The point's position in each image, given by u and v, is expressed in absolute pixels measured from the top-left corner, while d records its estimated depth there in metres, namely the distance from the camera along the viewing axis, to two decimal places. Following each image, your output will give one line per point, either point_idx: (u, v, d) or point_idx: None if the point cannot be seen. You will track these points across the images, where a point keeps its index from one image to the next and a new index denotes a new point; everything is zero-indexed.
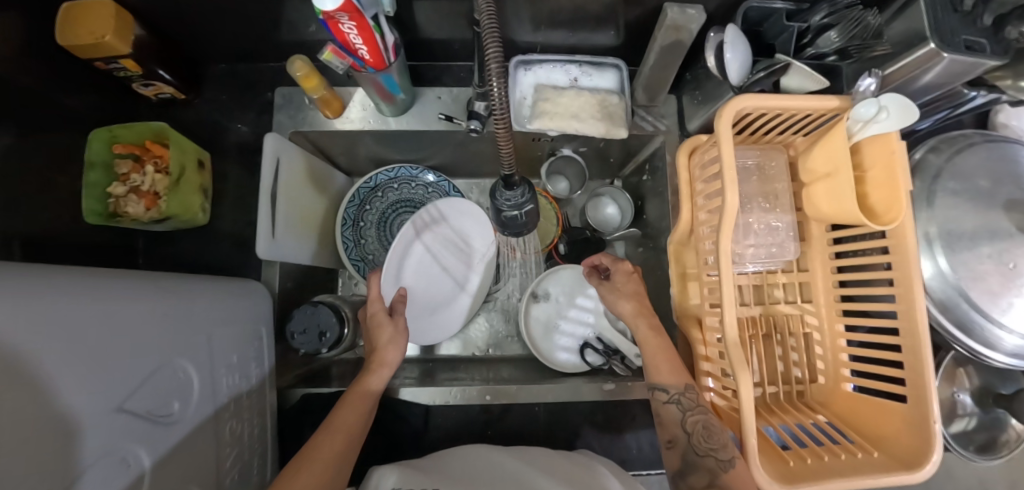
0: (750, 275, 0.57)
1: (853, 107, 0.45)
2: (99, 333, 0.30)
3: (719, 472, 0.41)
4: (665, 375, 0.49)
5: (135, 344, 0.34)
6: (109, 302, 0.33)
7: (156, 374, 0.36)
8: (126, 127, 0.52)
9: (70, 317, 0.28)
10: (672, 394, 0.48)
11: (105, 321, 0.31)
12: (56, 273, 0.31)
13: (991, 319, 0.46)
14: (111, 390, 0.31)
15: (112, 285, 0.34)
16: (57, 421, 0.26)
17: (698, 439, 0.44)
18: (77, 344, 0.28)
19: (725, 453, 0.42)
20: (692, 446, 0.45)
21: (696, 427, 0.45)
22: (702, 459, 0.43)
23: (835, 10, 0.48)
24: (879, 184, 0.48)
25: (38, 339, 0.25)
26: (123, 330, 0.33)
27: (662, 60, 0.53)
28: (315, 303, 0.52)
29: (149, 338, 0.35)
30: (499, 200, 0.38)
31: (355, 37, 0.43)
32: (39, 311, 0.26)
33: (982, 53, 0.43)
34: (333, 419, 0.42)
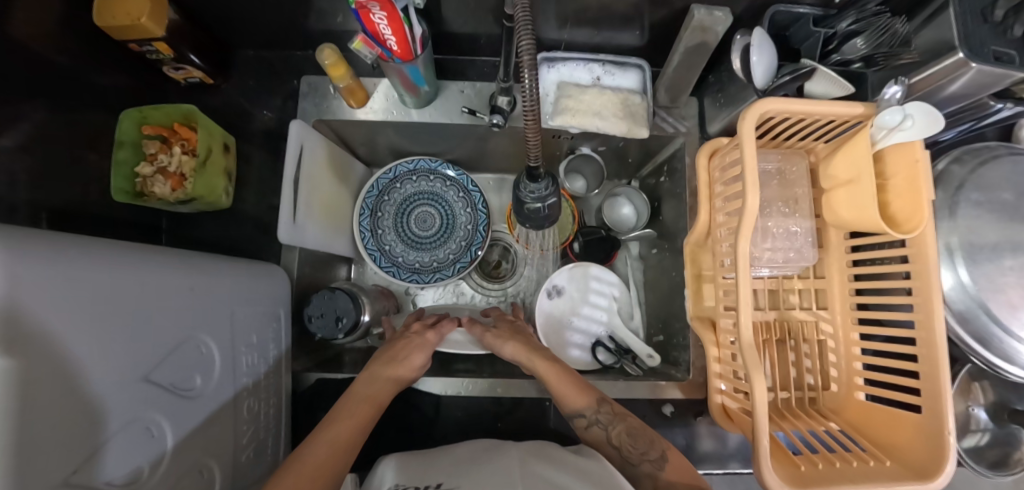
0: (766, 279, 0.57)
1: (877, 115, 0.46)
2: (129, 304, 0.31)
3: (658, 472, 0.40)
4: (573, 399, 0.47)
5: (161, 317, 0.34)
6: (140, 273, 0.34)
7: (180, 348, 0.36)
8: (156, 108, 0.53)
9: (104, 286, 0.29)
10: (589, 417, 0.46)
11: (136, 293, 0.32)
12: (89, 243, 0.32)
13: (1011, 334, 0.46)
14: (137, 360, 0.31)
15: (143, 258, 0.35)
16: (86, 383, 0.27)
17: (627, 449, 0.43)
18: (108, 313, 0.29)
19: (654, 452, 0.42)
20: (625, 458, 0.43)
21: (622, 438, 0.44)
22: (640, 466, 0.41)
23: (862, 17, 0.49)
24: (901, 193, 0.48)
25: (72, 303, 0.26)
26: (151, 302, 0.34)
27: (687, 61, 0.53)
28: (332, 289, 0.52)
29: (175, 313, 0.36)
30: (522, 192, 0.39)
31: (384, 28, 0.44)
32: (77, 277, 0.27)
33: (1011, 65, 0.43)
34: (339, 418, 0.42)
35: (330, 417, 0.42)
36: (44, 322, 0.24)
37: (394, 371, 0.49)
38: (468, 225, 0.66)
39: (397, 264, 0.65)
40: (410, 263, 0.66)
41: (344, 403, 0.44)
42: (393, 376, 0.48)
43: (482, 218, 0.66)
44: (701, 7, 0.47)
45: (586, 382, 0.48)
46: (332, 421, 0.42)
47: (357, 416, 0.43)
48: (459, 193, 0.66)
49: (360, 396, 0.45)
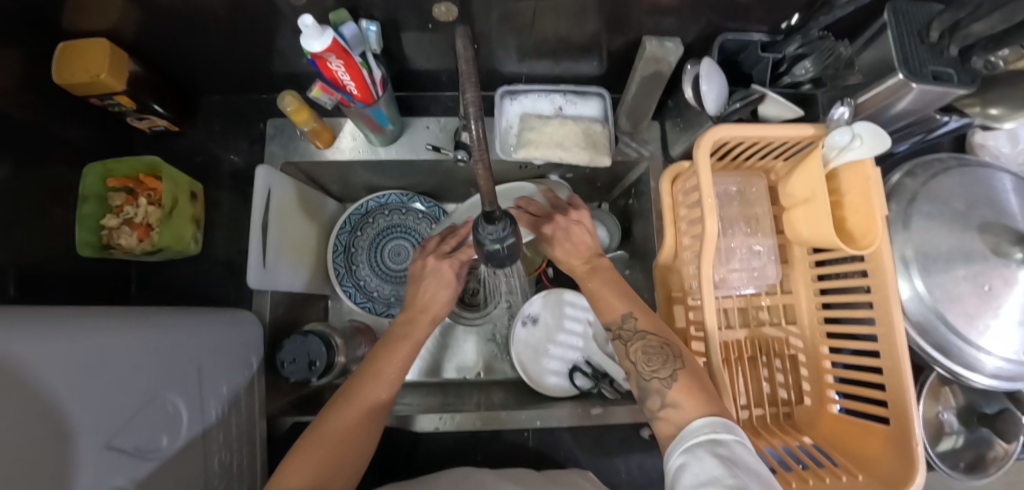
0: (736, 298, 0.57)
1: (828, 134, 0.48)
2: (95, 367, 0.31)
3: (665, 390, 0.39)
4: (605, 310, 0.48)
5: (126, 378, 0.34)
6: (103, 337, 0.33)
7: (146, 410, 0.36)
8: (120, 161, 0.53)
9: (70, 352, 0.29)
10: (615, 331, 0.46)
11: (102, 357, 0.32)
12: (43, 314, 0.31)
13: (969, 341, 0.48)
14: (103, 425, 0.31)
15: (101, 321, 0.35)
16: (57, 455, 0.26)
17: (642, 366, 0.42)
18: (76, 381, 0.28)
19: (665, 371, 0.41)
20: (638, 373, 0.42)
21: (638, 355, 0.43)
22: (649, 382, 0.41)
23: (807, 42, 0.50)
24: (856, 209, 0.49)
25: (41, 374, 0.26)
26: (118, 365, 0.33)
27: (644, 89, 0.54)
28: (304, 333, 0.52)
29: (141, 374, 0.36)
30: (481, 234, 0.39)
31: (343, 75, 0.45)
32: (45, 349, 0.27)
33: (950, 83, 0.45)
34: (381, 357, 0.46)
35: (371, 356, 0.47)
36: (20, 395, 0.24)
37: (405, 339, 0.48)
38: None
39: (373, 298, 0.66)
40: (386, 296, 0.66)
41: (381, 347, 0.48)
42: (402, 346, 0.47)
43: None
44: (653, 39, 0.49)
45: (627, 291, 0.48)
46: (374, 360, 0.46)
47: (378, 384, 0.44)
48: (431, 224, 0.68)
49: (396, 340, 0.48)
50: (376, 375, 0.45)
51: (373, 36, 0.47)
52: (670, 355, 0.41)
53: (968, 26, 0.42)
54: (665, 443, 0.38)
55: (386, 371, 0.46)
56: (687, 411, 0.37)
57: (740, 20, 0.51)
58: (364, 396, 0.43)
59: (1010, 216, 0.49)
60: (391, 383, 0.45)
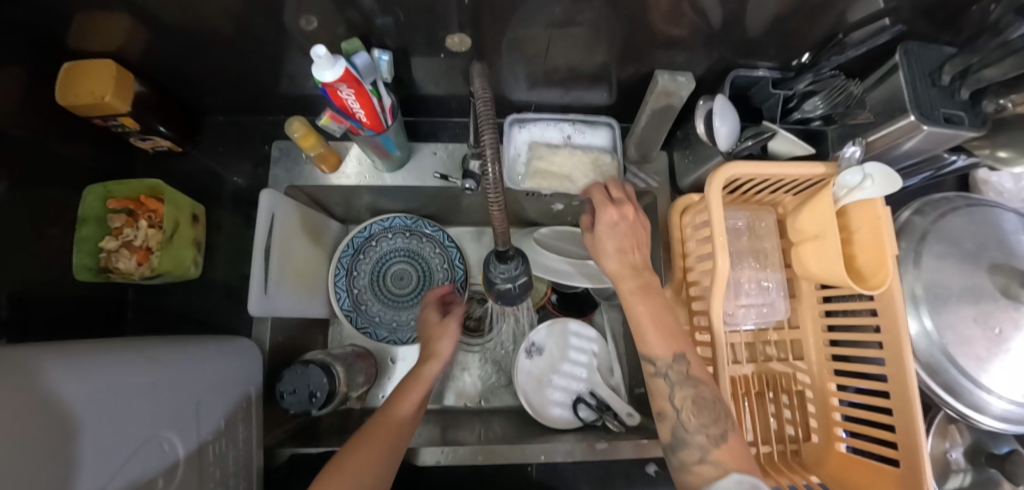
0: (743, 333, 0.57)
1: (839, 174, 0.48)
2: (86, 411, 0.29)
3: (709, 447, 0.37)
4: (652, 344, 0.41)
5: (118, 418, 0.32)
6: (94, 376, 0.32)
7: (140, 450, 0.34)
8: (121, 183, 0.52)
9: (53, 397, 0.27)
10: (659, 367, 0.41)
11: (89, 397, 0.30)
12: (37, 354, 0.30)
13: (979, 384, 0.47)
14: (94, 470, 0.29)
15: (92, 359, 0.34)
16: None
17: (687, 416, 0.39)
18: (62, 424, 0.27)
19: (715, 428, 0.38)
20: (680, 421, 0.40)
21: (686, 404, 0.39)
22: (692, 435, 0.38)
23: (819, 79, 0.50)
24: (865, 247, 0.49)
25: (23, 423, 0.24)
26: (112, 405, 0.32)
27: (653, 122, 0.54)
28: (306, 363, 0.51)
29: (136, 412, 0.34)
30: (493, 272, 0.38)
31: (353, 103, 0.45)
32: (21, 394, 0.25)
33: (960, 126, 0.45)
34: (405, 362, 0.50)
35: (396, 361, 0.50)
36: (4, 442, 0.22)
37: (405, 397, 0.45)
38: (446, 281, 0.67)
39: (375, 324, 0.65)
40: (387, 322, 0.66)
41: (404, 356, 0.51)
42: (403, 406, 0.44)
43: (459, 274, 0.67)
44: (664, 73, 0.49)
45: (674, 327, 0.41)
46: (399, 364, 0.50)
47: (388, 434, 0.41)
48: (436, 248, 0.67)
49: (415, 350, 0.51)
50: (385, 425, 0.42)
51: (385, 65, 0.47)
52: (721, 410, 0.39)
53: (979, 71, 0.43)
54: None
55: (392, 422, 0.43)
56: (725, 467, 0.36)
57: (750, 56, 0.51)
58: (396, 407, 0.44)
59: (1019, 257, 0.49)
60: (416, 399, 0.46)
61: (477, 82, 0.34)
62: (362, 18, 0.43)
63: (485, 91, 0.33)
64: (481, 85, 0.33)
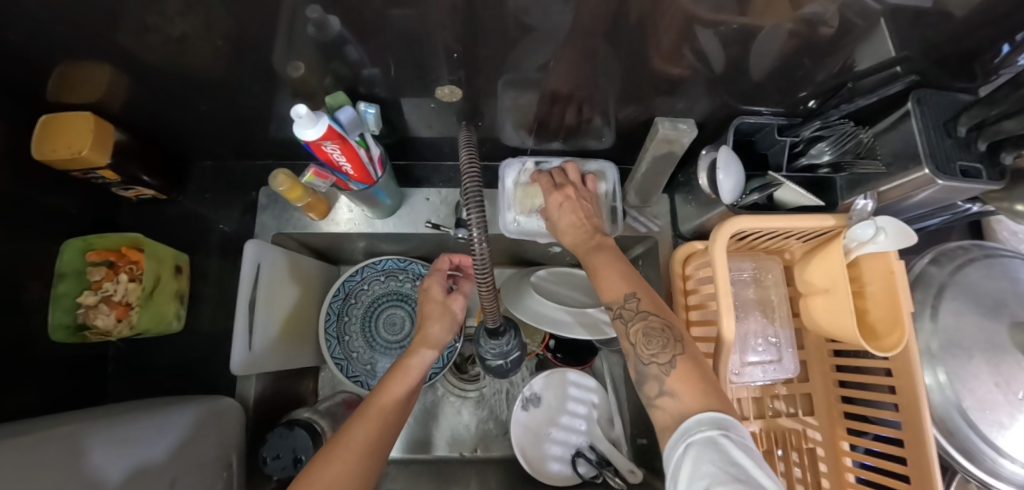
0: (751, 388, 0.54)
1: (849, 227, 0.45)
2: None
3: (663, 377, 0.34)
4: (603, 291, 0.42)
5: None
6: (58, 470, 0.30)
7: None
8: (103, 236, 0.50)
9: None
10: (614, 309, 0.40)
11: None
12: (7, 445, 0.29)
13: (1000, 451, 0.44)
14: None
15: (63, 447, 0.32)
16: None
17: (640, 347, 0.36)
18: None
19: (664, 355, 0.35)
20: (637, 356, 0.37)
21: (637, 336, 0.37)
22: (646, 367, 0.35)
23: (827, 124, 0.48)
24: (878, 301, 0.47)
25: None
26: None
27: (654, 169, 0.52)
28: (290, 425, 0.48)
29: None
30: (483, 349, 0.36)
31: (338, 156, 0.43)
32: None
33: (980, 179, 0.43)
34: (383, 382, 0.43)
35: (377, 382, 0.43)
36: None
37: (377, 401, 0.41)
38: None
39: (366, 371, 0.63)
40: (380, 369, 0.63)
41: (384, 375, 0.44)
42: (379, 408, 0.40)
43: None
44: (665, 121, 0.47)
45: (630, 274, 0.41)
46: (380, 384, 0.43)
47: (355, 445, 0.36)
48: None
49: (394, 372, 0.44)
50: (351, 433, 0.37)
51: (372, 118, 0.47)
52: (674, 339, 0.36)
53: (997, 124, 0.40)
54: (661, 435, 0.33)
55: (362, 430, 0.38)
56: (685, 403, 0.32)
57: (753, 103, 0.50)
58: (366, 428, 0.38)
59: None
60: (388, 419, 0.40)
61: (463, 149, 0.32)
62: (349, 70, 0.42)
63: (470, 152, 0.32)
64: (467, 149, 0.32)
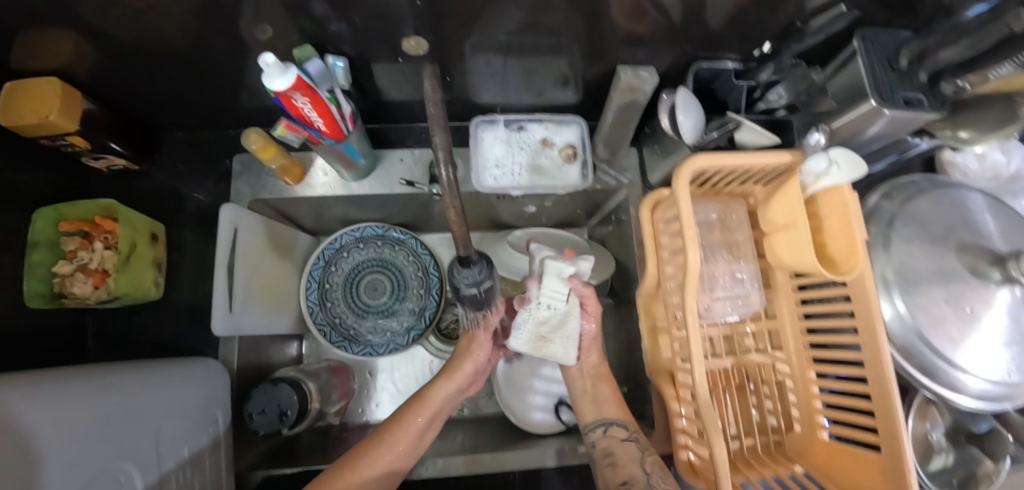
0: (721, 327, 0.56)
1: (805, 161, 0.48)
2: (50, 447, 0.29)
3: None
4: (608, 411, 0.52)
5: (78, 449, 0.31)
6: (57, 407, 0.31)
7: (93, 484, 0.32)
8: (73, 204, 0.50)
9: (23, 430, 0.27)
10: (629, 433, 0.50)
11: (45, 428, 0.29)
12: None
13: (953, 364, 0.47)
14: None
15: (54, 390, 0.32)
16: None
17: (656, 480, 0.44)
18: (19, 460, 0.26)
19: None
20: (650, 484, 0.44)
21: (654, 465, 0.46)
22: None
23: (780, 68, 0.50)
24: (834, 233, 0.49)
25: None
26: (58, 440, 0.29)
27: (620, 118, 0.54)
28: (275, 382, 0.49)
29: (85, 443, 0.32)
30: (457, 279, 0.37)
31: (309, 112, 0.43)
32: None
33: (921, 108, 0.45)
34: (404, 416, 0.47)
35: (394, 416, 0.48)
36: None
37: (396, 444, 0.45)
38: (420, 289, 0.66)
39: (349, 337, 0.64)
40: (363, 334, 0.64)
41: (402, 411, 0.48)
42: (397, 448, 0.45)
43: (434, 281, 0.66)
44: (627, 69, 0.49)
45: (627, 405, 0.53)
46: (397, 418, 0.47)
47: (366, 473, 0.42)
48: (409, 257, 0.66)
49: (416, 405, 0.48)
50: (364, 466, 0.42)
51: (342, 72, 0.47)
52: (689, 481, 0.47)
53: (935, 53, 0.43)
54: None
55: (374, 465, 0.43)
56: None
57: (712, 50, 0.51)
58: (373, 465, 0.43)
59: (988, 237, 0.50)
60: (406, 451, 0.45)
61: (430, 95, 0.32)
62: (315, 26, 0.42)
63: (435, 93, 0.32)
64: (433, 86, 0.32)
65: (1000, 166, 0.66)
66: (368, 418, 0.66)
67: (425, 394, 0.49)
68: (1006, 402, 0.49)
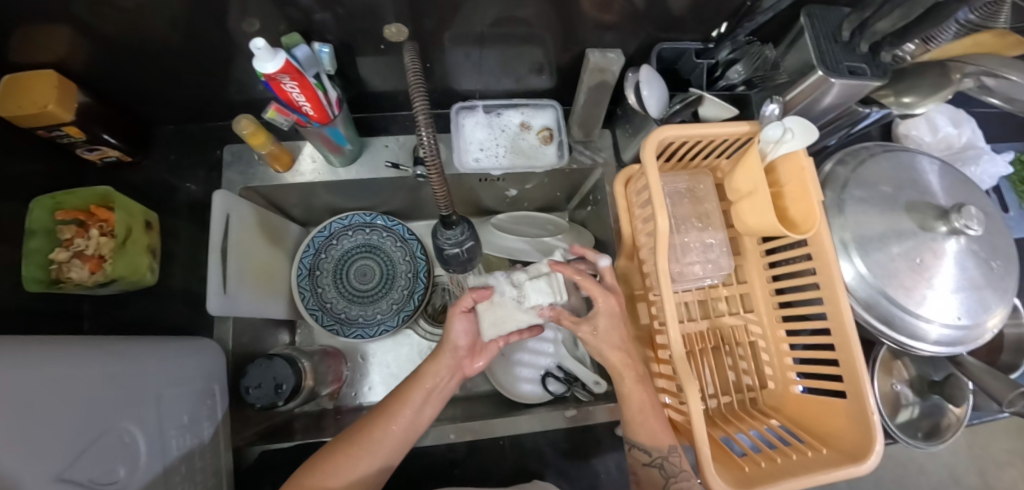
0: (694, 291, 0.60)
1: (762, 130, 0.50)
2: (53, 404, 0.30)
3: None
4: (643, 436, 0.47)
5: (81, 408, 0.33)
6: (63, 367, 0.33)
7: (99, 439, 0.34)
8: (70, 193, 0.51)
9: (29, 385, 0.29)
10: (655, 457, 0.47)
11: (51, 385, 0.31)
12: (7, 344, 0.31)
13: (908, 311, 0.50)
14: (57, 456, 0.29)
15: (60, 352, 0.34)
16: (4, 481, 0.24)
17: None
18: (23, 411, 0.27)
19: None
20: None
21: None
22: None
23: (737, 47, 0.55)
24: (794, 197, 0.52)
25: None
26: (63, 396, 0.31)
27: (592, 98, 0.58)
28: (270, 356, 0.51)
29: (91, 400, 0.34)
30: (441, 239, 0.41)
31: (298, 96, 0.46)
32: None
33: (864, 76, 0.49)
34: (403, 390, 0.47)
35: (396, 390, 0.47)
36: None
37: (397, 418, 0.45)
38: (409, 272, 0.68)
39: (341, 321, 0.66)
40: (354, 317, 0.66)
41: (403, 383, 0.48)
42: (397, 423, 0.45)
43: (421, 265, 0.68)
44: (595, 51, 0.52)
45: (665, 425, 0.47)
46: (398, 393, 0.47)
47: (372, 446, 0.44)
48: (397, 242, 0.69)
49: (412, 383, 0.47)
50: (367, 440, 0.44)
51: (327, 58, 0.49)
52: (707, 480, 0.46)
53: (873, 25, 0.47)
54: None
55: (377, 437, 0.44)
56: None
57: (672, 32, 0.55)
58: (375, 449, 0.44)
59: (933, 195, 0.54)
60: (409, 424, 0.46)
61: (410, 68, 0.35)
62: (301, 14, 0.44)
63: (416, 68, 0.35)
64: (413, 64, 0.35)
65: (952, 138, 0.70)
66: (362, 400, 0.68)
67: (419, 371, 0.48)
68: (961, 346, 0.52)
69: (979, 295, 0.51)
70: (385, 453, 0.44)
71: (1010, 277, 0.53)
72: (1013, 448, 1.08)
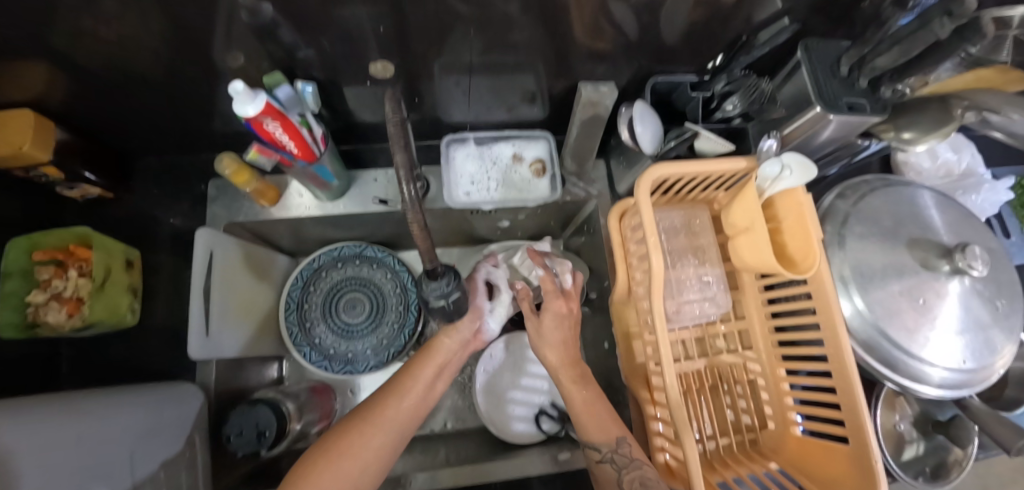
0: (692, 329, 0.58)
1: (760, 166, 0.49)
2: (28, 469, 0.29)
3: None
4: (592, 431, 0.44)
5: (54, 471, 0.31)
6: (30, 433, 0.31)
7: None
8: (46, 233, 0.50)
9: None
10: (605, 452, 0.43)
11: (24, 449, 0.30)
12: None
13: (912, 354, 0.48)
14: None
15: (28, 417, 0.33)
16: None
17: None
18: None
19: None
20: None
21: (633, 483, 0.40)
22: None
23: (733, 79, 0.53)
24: (792, 233, 0.51)
25: None
26: (35, 461, 0.30)
27: (585, 131, 0.56)
28: (253, 402, 0.49)
29: (61, 465, 0.32)
30: (425, 292, 0.38)
31: (281, 135, 0.45)
32: None
33: (863, 112, 0.48)
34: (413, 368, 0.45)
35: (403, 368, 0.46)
36: None
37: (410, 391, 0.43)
38: (399, 305, 0.67)
39: (330, 356, 0.64)
40: (343, 353, 0.65)
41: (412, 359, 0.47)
42: (412, 396, 0.43)
43: (412, 297, 0.67)
44: (587, 84, 0.51)
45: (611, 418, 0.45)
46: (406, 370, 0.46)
47: (384, 424, 0.41)
48: (386, 274, 0.67)
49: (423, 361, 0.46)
50: (386, 416, 0.41)
51: (310, 97, 0.48)
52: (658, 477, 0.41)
53: (873, 60, 0.45)
54: None
55: (395, 411, 0.42)
56: None
57: (666, 64, 0.54)
58: (391, 423, 0.41)
59: (935, 230, 0.52)
60: (423, 396, 0.44)
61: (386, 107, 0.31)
62: (284, 51, 0.43)
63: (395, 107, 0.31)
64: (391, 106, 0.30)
65: (952, 164, 0.69)
66: None
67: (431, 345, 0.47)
68: (966, 389, 0.50)
69: (984, 337, 0.49)
70: (397, 432, 0.41)
71: (1016, 315, 0.51)
72: (1019, 467, 1.06)
